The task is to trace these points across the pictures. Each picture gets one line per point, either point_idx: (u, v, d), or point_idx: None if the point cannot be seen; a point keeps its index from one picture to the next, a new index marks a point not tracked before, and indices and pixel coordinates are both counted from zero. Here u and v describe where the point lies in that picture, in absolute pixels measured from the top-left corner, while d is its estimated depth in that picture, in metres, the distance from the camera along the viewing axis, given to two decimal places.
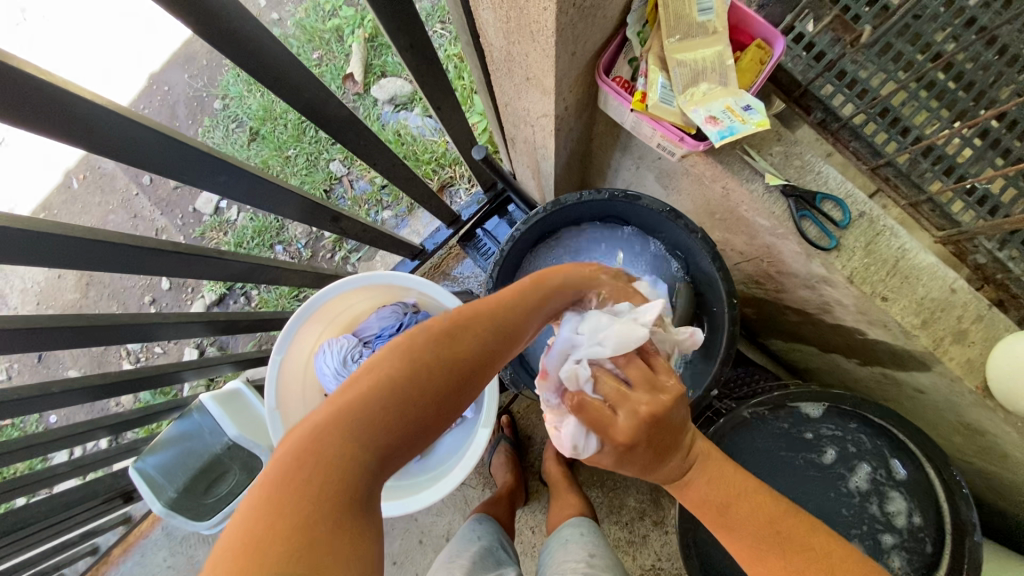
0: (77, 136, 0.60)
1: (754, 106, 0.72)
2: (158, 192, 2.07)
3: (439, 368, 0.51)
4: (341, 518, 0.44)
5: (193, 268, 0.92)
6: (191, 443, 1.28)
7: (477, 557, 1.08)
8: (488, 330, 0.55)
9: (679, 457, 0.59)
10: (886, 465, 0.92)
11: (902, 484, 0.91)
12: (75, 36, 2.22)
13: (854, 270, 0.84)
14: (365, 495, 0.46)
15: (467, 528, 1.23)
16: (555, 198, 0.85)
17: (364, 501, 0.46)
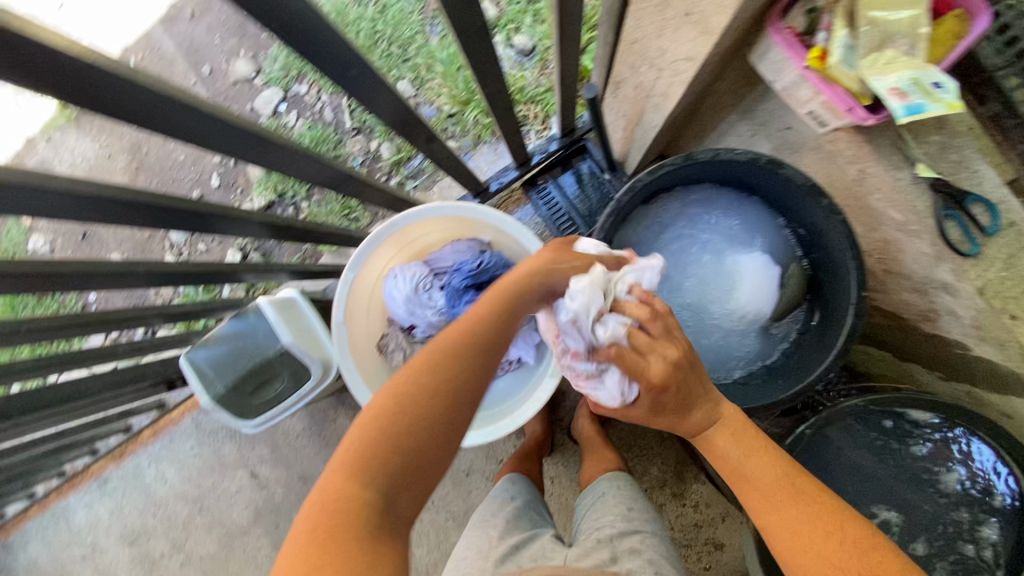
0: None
1: (946, 84, 0.65)
2: (217, 84, 1.99)
3: (446, 379, 0.63)
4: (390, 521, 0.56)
5: (288, 164, 0.85)
6: (244, 343, 1.28)
7: (513, 518, 1.02)
8: (477, 348, 0.67)
9: (694, 408, 0.73)
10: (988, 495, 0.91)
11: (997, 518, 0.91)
12: None
13: (988, 281, 0.79)
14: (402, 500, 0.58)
15: (497, 487, 1.15)
16: (685, 153, 0.78)
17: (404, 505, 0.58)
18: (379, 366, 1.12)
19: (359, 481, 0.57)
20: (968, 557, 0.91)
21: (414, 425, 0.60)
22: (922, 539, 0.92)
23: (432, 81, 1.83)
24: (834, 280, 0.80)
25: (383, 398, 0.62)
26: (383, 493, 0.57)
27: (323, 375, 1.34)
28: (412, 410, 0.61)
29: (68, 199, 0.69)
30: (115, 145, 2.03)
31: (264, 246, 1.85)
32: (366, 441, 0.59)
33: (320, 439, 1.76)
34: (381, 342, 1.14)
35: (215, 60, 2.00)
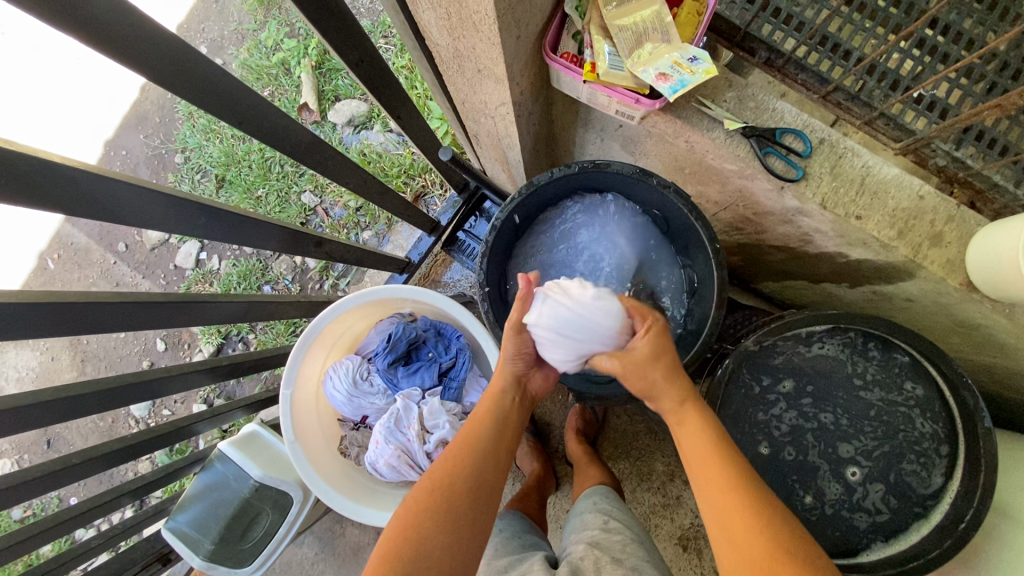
0: (38, 197, 0.61)
1: (700, 55, 0.75)
2: (136, 256, 2.06)
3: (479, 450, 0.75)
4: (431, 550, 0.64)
5: (187, 315, 0.94)
6: (218, 493, 1.29)
7: (501, 545, 1.00)
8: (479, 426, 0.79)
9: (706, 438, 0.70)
10: (918, 402, 0.86)
11: (929, 433, 0.85)
12: (29, 116, 2.21)
13: (824, 195, 0.87)
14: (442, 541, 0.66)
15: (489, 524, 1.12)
16: (528, 181, 0.87)
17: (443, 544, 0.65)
18: (345, 466, 1.14)
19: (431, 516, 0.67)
20: (899, 444, 0.86)
21: (481, 456, 0.74)
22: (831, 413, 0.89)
23: (332, 185, 1.93)
24: (692, 245, 0.89)
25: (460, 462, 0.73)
26: (452, 505, 0.68)
27: (305, 495, 1.34)
28: (472, 445, 0.75)
29: None
30: (56, 346, 2.06)
31: (225, 388, 1.87)
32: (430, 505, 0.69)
33: (335, 558, 1.71)
34: (341, 444, 1.18)
35: (129, 235, 2.08)
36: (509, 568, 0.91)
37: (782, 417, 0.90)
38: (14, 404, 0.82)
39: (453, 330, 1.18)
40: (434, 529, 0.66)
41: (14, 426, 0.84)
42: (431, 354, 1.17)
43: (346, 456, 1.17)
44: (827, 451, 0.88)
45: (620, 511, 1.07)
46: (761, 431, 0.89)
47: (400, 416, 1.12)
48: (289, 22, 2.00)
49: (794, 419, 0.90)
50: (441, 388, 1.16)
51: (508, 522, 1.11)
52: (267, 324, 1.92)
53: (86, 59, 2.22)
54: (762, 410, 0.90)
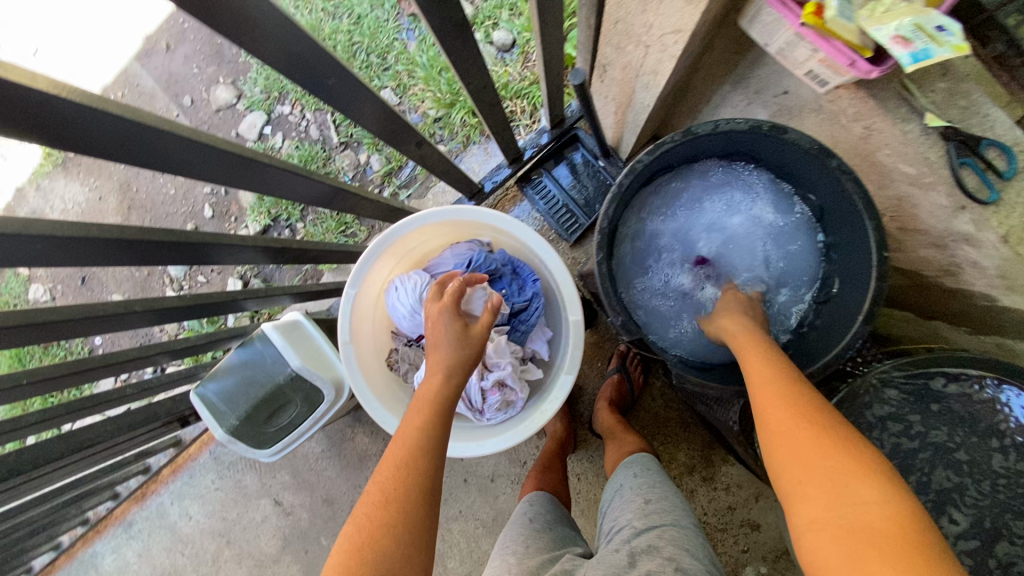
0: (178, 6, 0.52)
1: (949, 26, 0.62)
2: (199, 114, 1.98)
3: (431, 448, 0.69)
4: (371, 565, 0.59)
5: (277, 184, 0.87)
6: (251, 372, 1.27)
7: (533, 538, 0.98)
8: (423, 419, 0.71)
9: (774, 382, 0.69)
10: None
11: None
12: None
13: (1012, 227, 0.75)
14: (389, 548, 0.60)
15: (517, 510, 1.11)
16: (684, 128, 0.76)
17: (393, 553, 0.60)
18: (392, 382, 1.10)
19: (376, 526, 0.62)
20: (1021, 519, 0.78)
21: (439, 421, 0.72)
22: (952, 458, 0.82)
23: (415, 88, 1.80)
24: (846, 245, 0.79)
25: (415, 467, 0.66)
26: (432, 468, 0.67)
27: (336, 396, 1.32)
28: (412, 464, 0.67)
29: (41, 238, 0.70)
30: (105, 186, 2.03)
31: (264, 270, 1.83)
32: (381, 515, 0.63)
33: (341, 460, 1.73)
34: (391, 358, 1.12)
35: (196, 90, 1.99)
36: (542, 567, 0.89)
37: (891, 436, 0.85)
38: (92, 233, 0.77)
39: (531, 273, 1.10)
40: (425, 497, 0.65)
41: (84, 256, 0.79)
42: (505, 291, 1.07)
43: (392, 370, 1.11)
44: (927, 494, 0.82)
45: (665, 485, 1.03)
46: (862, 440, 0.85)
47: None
48: None
49: (908, 444, 0.84)
50: (508, 328, 1.08)
51: (538, 510, 1.09)
52: (319, 216, 1.86)
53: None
54: (874, 421, 0.85)
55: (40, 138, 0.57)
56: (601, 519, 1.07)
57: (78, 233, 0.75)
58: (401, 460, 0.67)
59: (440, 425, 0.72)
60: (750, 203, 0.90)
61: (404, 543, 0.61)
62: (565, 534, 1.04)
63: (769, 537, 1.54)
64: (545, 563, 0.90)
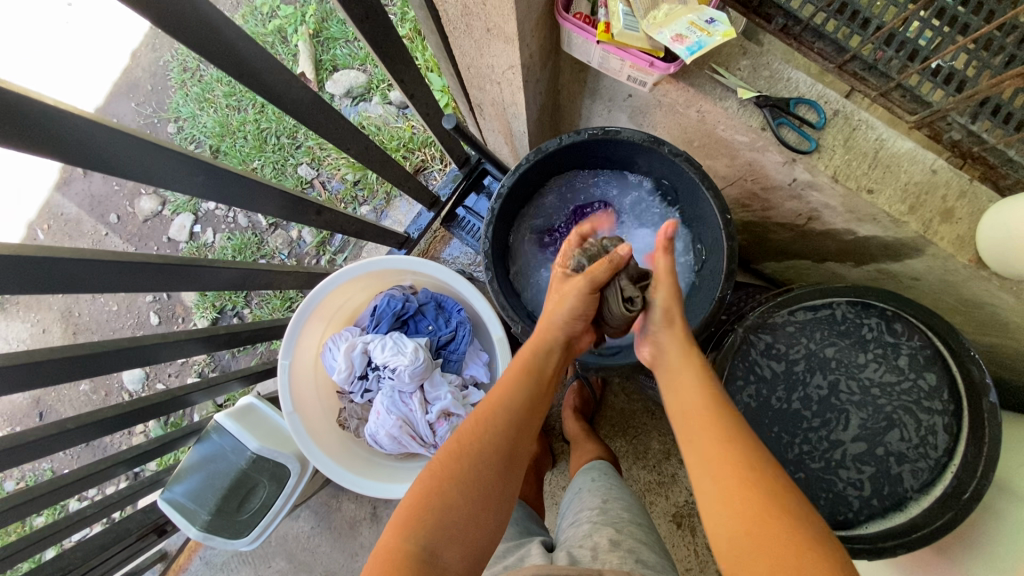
0: (34, 145, 0.58)
1: (717, 17, 0.72)
2: (128, 227, 2.02)
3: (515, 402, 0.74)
4: (450, 493, 0.65)
5: (186, 279, 0.91)
6: (215, 465, 1.28)
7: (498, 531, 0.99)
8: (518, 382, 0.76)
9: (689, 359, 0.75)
10: (934, 405, 0.85)
11: (930, 442, 0.84)
12: (28, 69, 2.15)
13: (837, 168, 0.85)
14: (472, 478, 0.66)
15: None
16: (534, 148, 0.86)
17: (473, 485, 0.66)
18: (344, 438, 1.13)
19: (465, 445, 0.68)
20: (905, 425, 0.86)
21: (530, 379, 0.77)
22: (835, 379, 0.89)
23: (329, 158, 1.89)
24: (702, 216, 0.88)
25: (502, 418, 0.72)
26: (515, 422, 0.72)
27: (303, 468, 1.34)
28: (504, 412, 0.73)
29: None
30: (47, 317, 2.03)
31: (219, 361, 1.83)
32: (472, 451, 0.68)
33: (332, 532, 1.72)
34: (341, 416, 1.16)
35: (121, 206, 2.03)
36: (506, 553, 0.90)
37: (780, 366, 0.90)
38: (6, 363, 0.79)
39: (455, 304, 1.16)
40: (450, 513, 0.63)
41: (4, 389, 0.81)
42: (430, 327, 1.13)
43: (345, 428, 1.16)
44: (812, 408, 0.89)
45: (618, 489, 1.08)
46: (751, 373, 0.90)
47: (371, 351, 1.11)
48: None
49: (789, 367, 0.90)
50: (441, 361, 1.14)
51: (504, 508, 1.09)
52: (263, 298, 1.89)
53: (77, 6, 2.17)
54: (766, 359, 0.90)
55: None
56: (562, 519, 1.09)
57: None
58: (491, 406, 0.73)
59: (523, 385, 0.76)
60: (621, 200, 0.99)
61: (411, 546, 0.60)
62: (532, 528, 1.05)
63: None
64: (510, 553, 0.91)
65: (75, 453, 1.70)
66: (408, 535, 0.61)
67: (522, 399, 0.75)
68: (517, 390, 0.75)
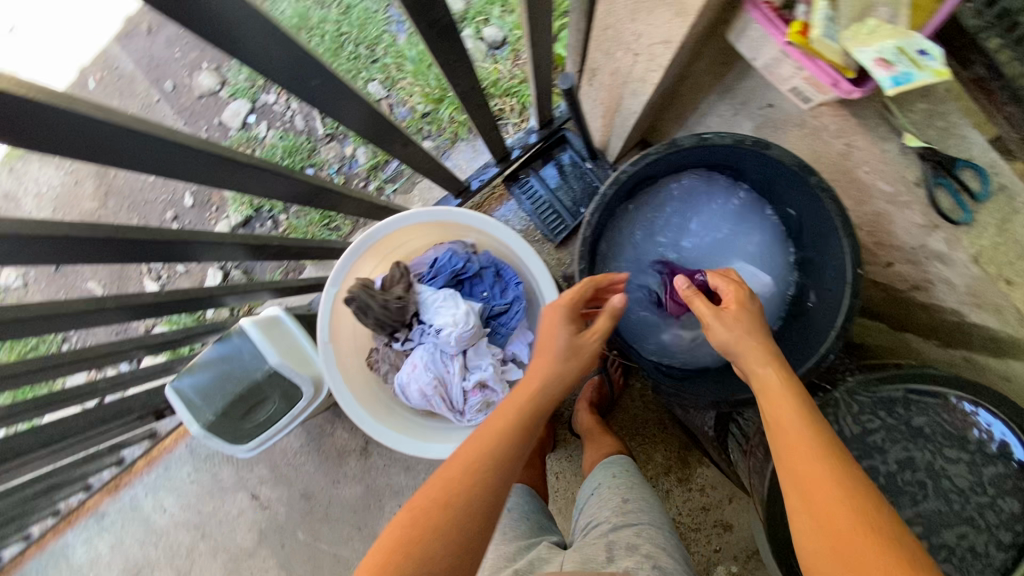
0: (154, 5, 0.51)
1: (931, 51, 0.63)
2: (182, 100, 1.93)
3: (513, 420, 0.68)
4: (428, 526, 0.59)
5: (255, 182, 0.85)
6: (228, 367, 1.25)
7: (510, 530, 0.98)
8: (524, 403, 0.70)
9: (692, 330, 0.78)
10: (1005, 534, 0.74)
11: (983, 564, 0.73)
12: None
13: (981, 248, 0.77)
14: (456, 505, 0.60)
15: None
16: (666, 140, 0.77)
17: (454, 514, 0.60)
18: (371, 382, 1.09)
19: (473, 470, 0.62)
20: (968, 540, 0.74)
21: (532, 407, 0.70)
22: (911, 463, 0.77)
23: (404, 82, 1.78)
24: (822, 260, 0.81)
25: (506, 439, 0.66)
26: (514, 450, 0.65)
27: (315, 393, 1.31)
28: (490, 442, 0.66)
29: (5, 245, 0.66)
30: (82, 171, 1.97)
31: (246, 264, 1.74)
32: (465, 477, 0.62)
33: (319, 455, 1.72)
34: (371, 357, 1.10)
35: (178, 75, 1.94)
36: (516, 557, 0.89)
37: (859, 430, 0.77)
38: (70, 234, 0.73)
39: (515, 275, 1.10)
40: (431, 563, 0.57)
41: (50, 258, 0.74)
42: (485, 293, 1.08)
43: (373, 370, 1.10)
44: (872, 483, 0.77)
45: (641, 487, 1.04)
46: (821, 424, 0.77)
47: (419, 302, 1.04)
48: None
49: (867, 433, 0.77)
50: (489, 330, 1.08)
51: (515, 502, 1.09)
52: (302, 209, 1.82)
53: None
54: (849, 421, 0.78)
55: (6, 137, 0.54)
56: (577, 515, 1.07)
57: (54, 229, 0.70)
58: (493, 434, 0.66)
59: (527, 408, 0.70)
60: (726, 213, 0.93)
61: None
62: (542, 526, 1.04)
63: (737, 536, 1.58)
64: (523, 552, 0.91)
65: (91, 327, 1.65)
66: None
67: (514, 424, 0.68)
68: (508, 429, 0.67)
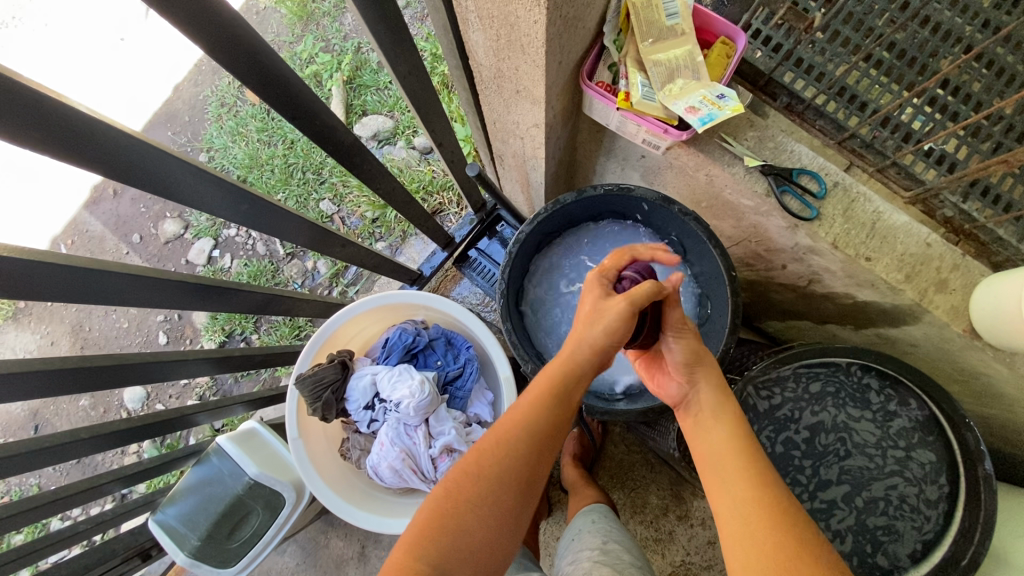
0: (97, 170, 0.64)
1: (727, 93, 0.79)
2: (150, 248, 2.08)
3: (542, 411, 0.70)
4: (464, 504, 0.65)
5: (209, 300, 0.95)
6: (211, 488, 1.28)
7: None
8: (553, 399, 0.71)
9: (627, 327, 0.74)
10: (927, 480, 0.86)
11: (921, 512, 0.85)
12: (74, 94, 2.28)
13: (836, 235, 0.90)
14: (491, 489, 0.66)
15: None
16: (554, 199, 0.93)
17: (492, 493, 0.66)
18: (345, 470, 1.14)
19: (498, 462, 0.67)
20: (899, 492, 0.87)
21: (560, 397, 0.71)
22: (834, 432, 0.90)
23: (351, 195, 1.97)
24: (708, 271, 0.93)
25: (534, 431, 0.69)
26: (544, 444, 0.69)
27: (298, 498, 1.33)
28: (526, 438, 0.69)
29: None
30: (58, 330, 2.06)
31: (220, 385, 1.83)
32: (505, 465, 0.67)
33: (316, 570, 1.66)
34: (343, 447, 1.17)
35: (145, 227, 2.11)
36: None
37: (784, 412, 0.92)
38: (40, 369, 0.82)
39: (464, 341, 1.19)
40: (463, 536, 0.64)
41: (22, 396, 0.83)
42: (438, 362, 1.16)
43: (345, 458, 1.16)
44: (809, 457, 0.90)
45: (619, 532, 1.07)
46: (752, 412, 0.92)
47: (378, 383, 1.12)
48: (326, 38, 2.09)
49: (791, 413, 0.92)
50: (446, 397, 1.16)
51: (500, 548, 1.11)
52: (272, 325, 1.92)
53: (130, 40, 2.31)
54: (775, 406, 0.92)
55: None
56: (558, 557, 1.09)
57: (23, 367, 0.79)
58: (531, 433, 0.69)
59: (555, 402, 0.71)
60: None
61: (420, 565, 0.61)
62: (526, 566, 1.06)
63: None
64: None
65: (64, 469, 1.70)
66: (420, 554, 0.62)
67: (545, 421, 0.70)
68: (540, 414, 0.70)
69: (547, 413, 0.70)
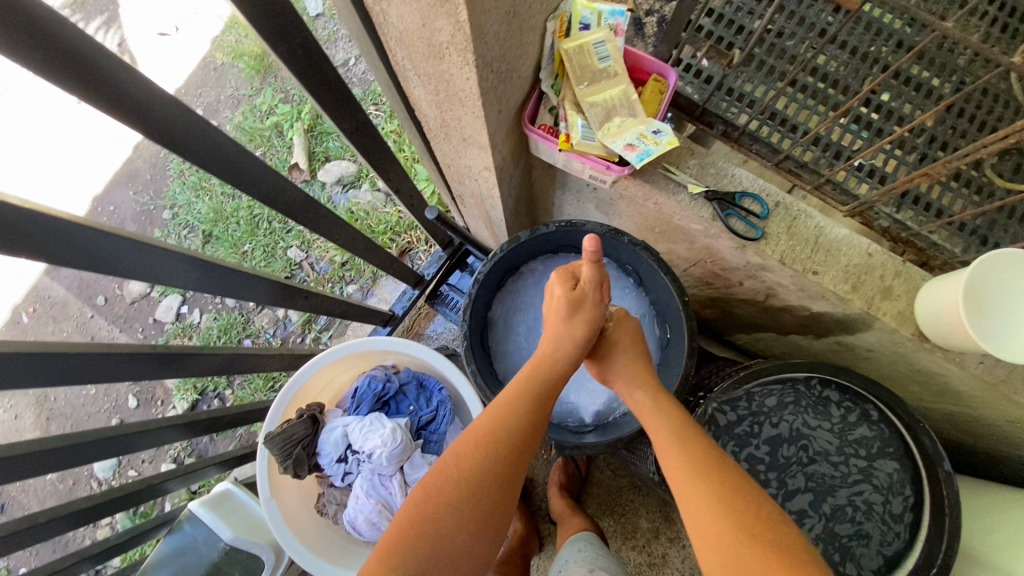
0: (37, 253, 0.63)
1: (662, 128, 0.83)
2: (115, 309, 2.04)
3: (513, 415, 0.75)
4: (441, 509, 0.67)
5: (170, 367, 0.93)
6: (187, 558, 1.22)
7: None
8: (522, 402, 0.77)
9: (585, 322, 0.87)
10: (892, 487, 0.88)
11: (889, 519, 0.87)
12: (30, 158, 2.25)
13: (783, 252, 0.94)
14: (469, 490, 0.68)
15: None
16: (509, 238, 0.94)
17: (469, 496, 0.68)
18: (322, 524, 1.12)
19: (468, 463, 0.70)
20: (867, 500, 0.88)
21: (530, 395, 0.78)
22: (800, 445, 0.92)
23: (318, 241, 1.97)
24: (663, 297, 0.96)
25: (506, 430, 0.73)
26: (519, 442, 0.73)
27: (278, 558, 1.29)
28: (497, 441, 0.72)
29: None
30: (21, 403, 1.99)
31: (195, 446, 1.78)
32: (480, 467, 0.70)
33: None
34: (319, 502, 1.14)
35: (109, 289, 2.07)
36: None
37: (749, 430, 0.93)
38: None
39: (436, 382, 1.19)
40: (439, 540, 0.65)
41: None
42: (411, 406, 1.16)
43: (323, 514, 1.13)
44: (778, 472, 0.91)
45: (605, 559, 1.06)
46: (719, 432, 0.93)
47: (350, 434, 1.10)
48: (284, 89, 2.12)
49: (756, 430, 0.93)
50: (421, 441, 1.15)
51: None
52: (246, 378, 1.88)
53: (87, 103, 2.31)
54: (741, 423, 0.93)
55: None
56: None
57: None
58: (497, 433, 0.72)
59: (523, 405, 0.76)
60: None
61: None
62: None
63: None
64: None
65: (34, 549, 1.63)
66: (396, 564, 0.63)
67: (516, 422, 0.74)
68: (512, 417, 0.74)
69: (522, 410, 0.76)
